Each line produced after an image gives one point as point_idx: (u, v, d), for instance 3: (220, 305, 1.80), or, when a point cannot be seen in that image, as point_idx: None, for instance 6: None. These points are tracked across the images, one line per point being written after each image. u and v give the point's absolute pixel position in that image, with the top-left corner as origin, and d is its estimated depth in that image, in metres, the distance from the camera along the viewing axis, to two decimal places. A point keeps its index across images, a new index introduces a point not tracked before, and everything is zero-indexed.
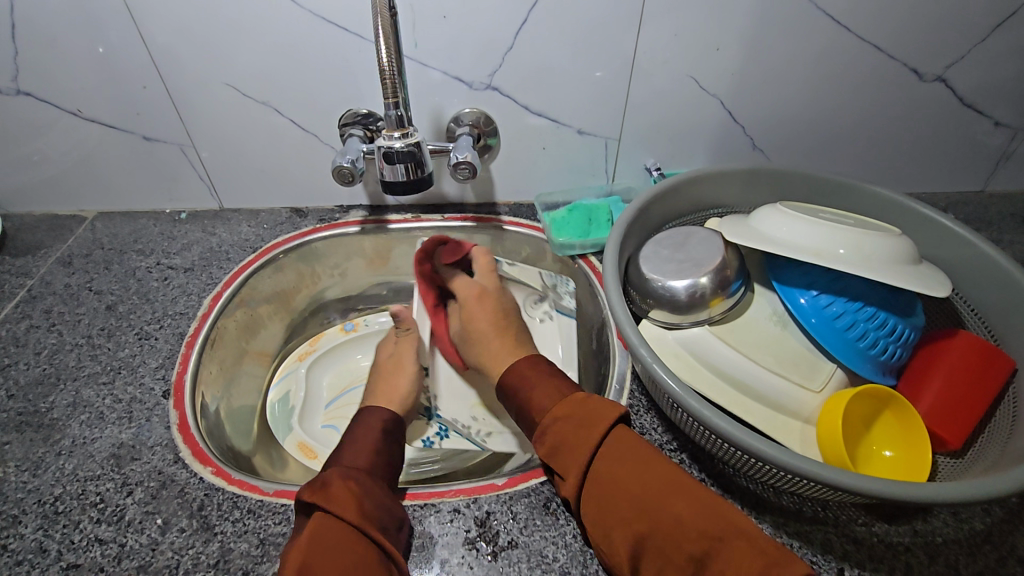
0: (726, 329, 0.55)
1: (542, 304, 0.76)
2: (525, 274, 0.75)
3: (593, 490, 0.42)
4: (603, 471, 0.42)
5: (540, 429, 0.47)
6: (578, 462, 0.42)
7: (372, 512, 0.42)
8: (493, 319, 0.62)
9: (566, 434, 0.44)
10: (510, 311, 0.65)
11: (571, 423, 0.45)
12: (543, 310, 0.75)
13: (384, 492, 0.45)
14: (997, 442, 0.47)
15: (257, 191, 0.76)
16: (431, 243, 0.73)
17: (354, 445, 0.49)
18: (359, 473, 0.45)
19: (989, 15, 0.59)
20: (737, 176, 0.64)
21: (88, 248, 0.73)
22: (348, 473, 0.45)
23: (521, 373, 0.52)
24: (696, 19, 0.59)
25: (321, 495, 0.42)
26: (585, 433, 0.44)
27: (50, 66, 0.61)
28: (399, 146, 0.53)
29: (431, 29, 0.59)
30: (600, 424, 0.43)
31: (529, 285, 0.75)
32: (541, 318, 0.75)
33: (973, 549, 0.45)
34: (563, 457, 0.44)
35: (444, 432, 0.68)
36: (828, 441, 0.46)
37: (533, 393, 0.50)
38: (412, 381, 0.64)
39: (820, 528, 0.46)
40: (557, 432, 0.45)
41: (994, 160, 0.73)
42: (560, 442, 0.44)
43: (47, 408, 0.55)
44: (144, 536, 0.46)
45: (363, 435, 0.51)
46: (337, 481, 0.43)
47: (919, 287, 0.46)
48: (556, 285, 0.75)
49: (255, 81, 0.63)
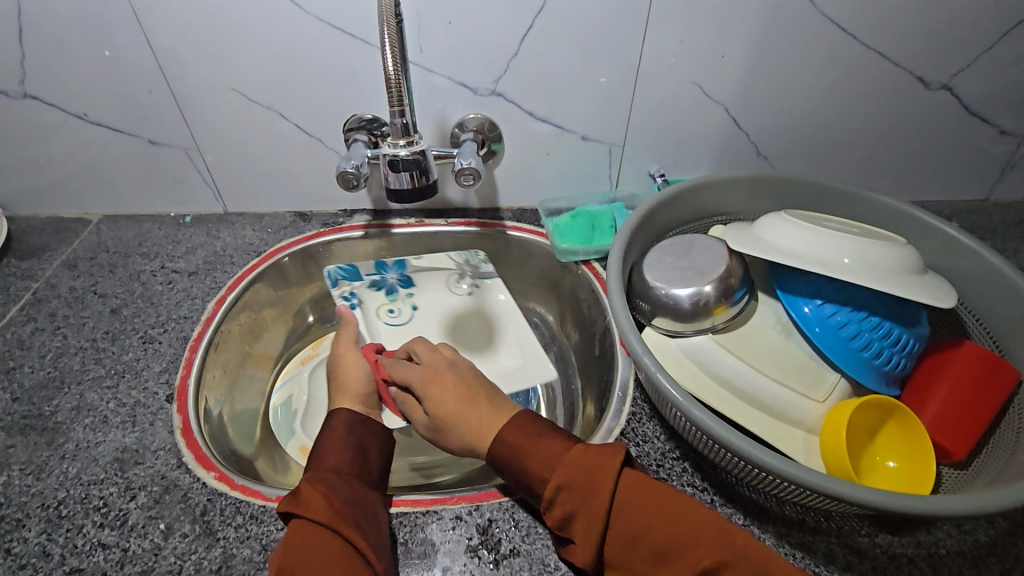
0: (730, 337, 0.55)
1: (463, 281, 0.78)
2: (439, 261, 0.77)
3: (615, 554, 0.38)
4: (626, 529, 0.38)
5: (545, 500, 0.41)
6: (595, 532, 0.38)
7: (345, 511, 0.42)
8: (460, 392, 0.51)
9: (576, 499, 0.40)
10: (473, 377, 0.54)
11: (579, 481, 0.40)
12: (466, 286, 0.78)
13: (357, 488, 0.45)
14: (1002, 454, 0.47)
15: (261, 195, 0.76)
16: (339, 270, 0.73)
17: (324, 443, 0.49)
18: (327, 473, 0.45)
19: (996, 24, 0.59)
20: (741, 183, 0.64)
21: (93, 251, 0.73)
22: (319, 475, 0.45)
23: (512, 444, 0.45)
24: (702, 26, 0.59)
25: (291, 503, 0.42)
26: (595, 494, 0.39)
27: (58, 70, 0.62)
28: (404, 153, 0.53)
29: (436, 35, 0.59)
30: (609, 483, 0.39)
31: (446, 267, 0.77)
32: (469, 291, 0.77)
33: (977, 561, 0.45)
34: (578, 526, 0.40)
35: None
36: (832, 452, 0.46)
37: (528, 462, 0.44)
38: (367, 374, 0.60)
39: (823, 539, 0.46)
40: (566, 499, 0.40)
41: (999, 168, 0.73)
42: (572, 509, 0.40)
43: (51, 411, 0.55)
44: (148, 541, 0.46)
45: (330, 436, 0.49)
46: (305, 485, 0.44)
47: (925, 298, 0.46)
48: (471, 259, 0.78)
49: (260, 86, 0.63)
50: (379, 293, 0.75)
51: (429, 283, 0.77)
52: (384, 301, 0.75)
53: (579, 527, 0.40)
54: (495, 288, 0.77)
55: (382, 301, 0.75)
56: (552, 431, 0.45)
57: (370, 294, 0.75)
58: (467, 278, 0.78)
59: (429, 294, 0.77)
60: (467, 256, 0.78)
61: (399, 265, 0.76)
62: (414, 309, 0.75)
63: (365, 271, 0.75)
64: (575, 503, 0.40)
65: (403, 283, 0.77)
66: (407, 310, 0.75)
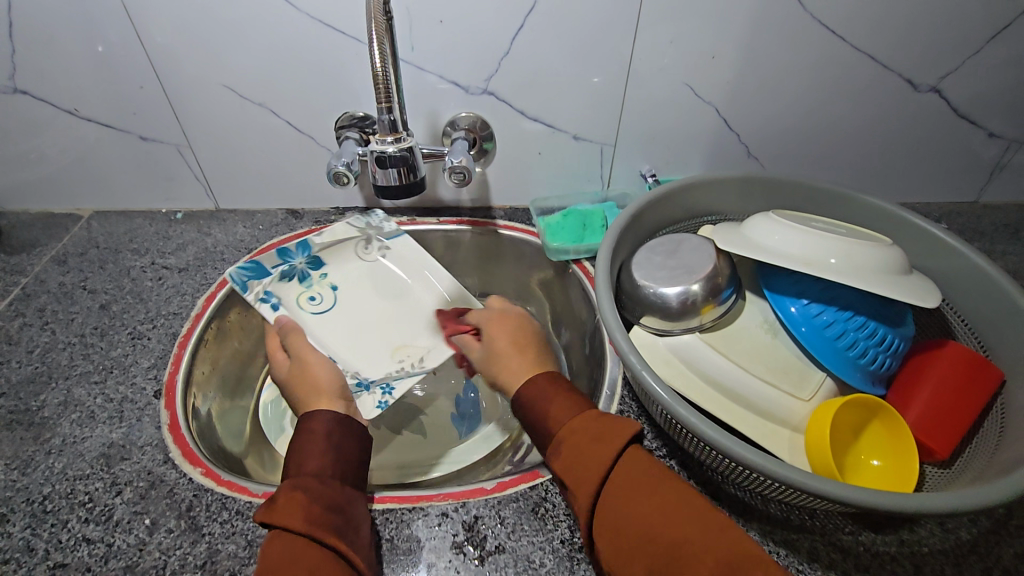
0: (717, 336, 0.55)
1: (371, 244, 0.74)
2: (338, 231, 0.73)
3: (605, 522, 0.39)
4: (618, 494, 0.39)
5: (552, 446, 0.44)
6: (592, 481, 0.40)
7: (327, 521, 0.41)
8: (513, 339, 0.59)
9: (581, 447, 0.42)
10: (532, 330, 0.61)
11: (578, 437, 0.43)
12: (376, 248, 0.75)
13: (338, 493, 0.44)
14: (985, 453, 0.47)
15: (253, 192, 0.76)
16: (241, 273, 0.66)
17: (303, 449, 0.47)
18: (308, 481, 0.43)
19: (983, 28, 0.60)
20: (731, 184, 0.64)
21: (83, 247, 0.73)
22: (297, 482, 0.43)
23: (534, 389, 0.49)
24: (692, 27, 0.59)
25: (269, 512, 0.40)
26: (597, 448, 0.41)
27: (47, 65, 0.62)
28: (391, 150, 0.53)
29: (428, 33, 0.59)
30: (614, 443, 0.41)
31: (349, 236, 0.73)
32: (381, 255, 0.75)
33: (959, 559, 0.45)
34: (576, 473, 0.41)
35: (389, 388, 0.63)
36: (816, 451, 0.46)
37: (551, 405, 0.47)
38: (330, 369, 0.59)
39: (807, 537, 0.46)
40: (573, 443, 0.43)
41: (988, 170, 0.73)
42: (573, 455, 0.42)
43: (38, 406, 0.55)
44: (132, 536, 0.46)
45: (307, 441, 0.48)
46: (283, 494, 0.42)
47: (909, 297, 0.47)
48: (367, 221, 0.74)
49: (251, 81, 0.63)
50: (293, 283, 0.70)
51: (337, 261, 0.73)
52: (300, 290, 0.70)
53: (578, 481, 0.41)
54: (401, 243, 0.75)
55: (298, 291, 0.70)
56: (567, 390, 0.49)
57: (284, 287, 0.69)
58: (375, 240, 0.75)
59: (344, 267, 0.74)
60: (366, 219, 0.74)
61: (303, 246, 0.71)
62: (335, 290, 0.71)
63: (271, 265, 0.68)
64: (567, 462, 0.42)
65: (314, 264, 0.72)
66: (327, 293, 0.71)
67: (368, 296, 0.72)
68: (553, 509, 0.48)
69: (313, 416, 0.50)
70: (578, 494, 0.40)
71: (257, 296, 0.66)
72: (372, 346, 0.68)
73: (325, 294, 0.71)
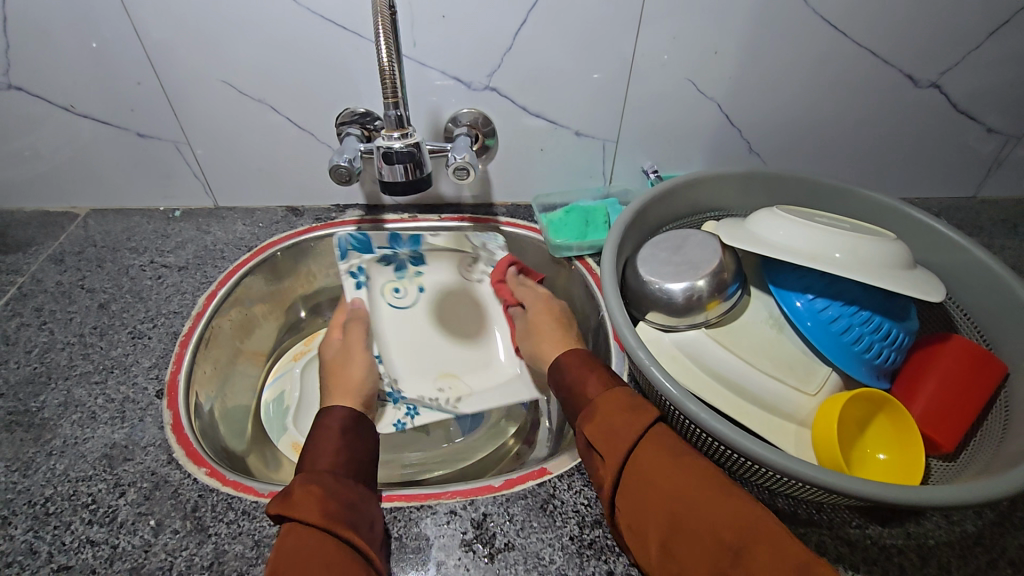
0: (723, 331, 0.55)
1: (477, 265, 0.79)
2: (450, 240, 0.77)
3: (629, 487, 0.41)
4: (643, 462, 0.42)
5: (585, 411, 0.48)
6: (621, 445, 0.43)
7: (342, 514, 0.41)
8: (553, 323, 0.65)
9: (614, 416, 0.45)
10: (568, 319, 0.67)
11: (614, 405, 0.46)
12: (478, 272, 0.79)
13: (352, 490, 0.44)
14: (989, 446, 0.48)
15: (253, 190, 0.75)
16: (353, 238, 0.75)
17: (317, 448, 0.47)
18: (323, 476, 0.44)
19: (983, 24, 0.60)
20: (734, 179, 0.64)
21: (80, 245, 0.72)
22: (312, 477, 0.43)
23: (575, 370, 0.53)
24: (696, 22, 0.59)
25: (285, 505, 0.41)
26: (631, 416, 0.44)
27: (42, 61, 0.61)
28: (398, 145, 0.52)
29: (429, 28, 0.59)
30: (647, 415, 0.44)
31: (458, 250, 0.78)
32: (481, 276, 0.79)
33: (965, 551, 0.45)
34: (606, 441, 0.44)
35: (413, 411, 0.70)
36: (823, 444, 0.47)
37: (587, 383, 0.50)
38: (365, 371, 0.65)
39: (815, 531, 0.46)
40: (606, 413, 0.46)
41: (986, 166, 0.74)
42: (606, 426, 0.45)
43: (38, 407, 0.54)
44: (137, 537, 0.45)
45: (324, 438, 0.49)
46: (299, 488, 0.42)
47: (914, 292, 0.47)
48: (486, 243, 0.77)
49: (250, 77, 0.62)
50: (389, 270, 0.78)
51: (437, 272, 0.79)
52: (391, 278, 0.78)
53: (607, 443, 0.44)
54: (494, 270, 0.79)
55: (390, 278, 0.78)
56: (606, 370, 0.52)
57: (381, 270, 0.78)
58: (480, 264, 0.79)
59: (438, 275, 0.79)
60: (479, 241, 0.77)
61: (412, 242, 0.76)
62: (419, 292, 0.78)
63: (377, 244, 0.76)
64: (598, 424, 0.45)
65: (415, 260, 0.78)
66: (411, 291, 0.78)
67: (451, 306, 0.78)
68: (562, 506, 0.48)
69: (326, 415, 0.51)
70: (607, 455, 0.43)
71: (347, 272, 0.76)
72: (424, 361, 0.74)
73: (409, 291, 0.78)
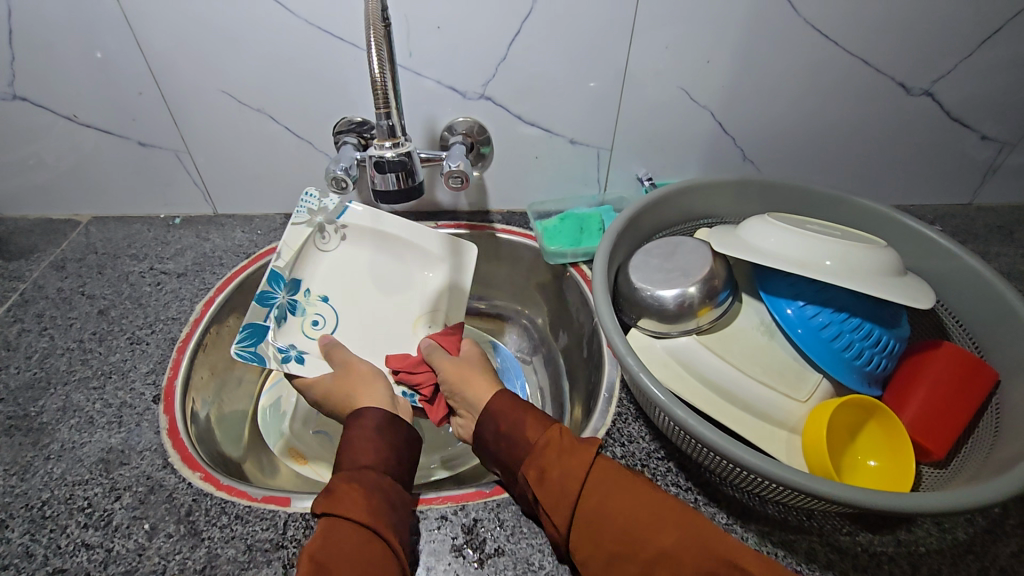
0: (713, 338, 0.55)
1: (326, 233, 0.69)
2: (292, 243, 0.66)
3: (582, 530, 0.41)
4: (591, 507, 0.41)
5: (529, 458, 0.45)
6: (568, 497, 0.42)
7: (382, 509, 0.42)
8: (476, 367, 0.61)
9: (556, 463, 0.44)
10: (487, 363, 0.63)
11: (554, 448, 0.45)
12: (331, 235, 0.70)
13: (393, 488, 0.44)
14: (980, 453, 0.48)
15: (250, 197, 0.76)
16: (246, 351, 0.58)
17: (355, 444, 0.47)
18: (365, 474, 0.44)
19: (975, 33, 0.61)
20: (726, 187, 0.65)
21: (82, 252, 0.73)
22: (354, 475, 0.44)
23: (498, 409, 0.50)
24: (688, 33, 0.60)
25: (327, 504, 0.41)
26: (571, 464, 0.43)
27: (47, 72, 0.62)
28: (390, 155, 0.53)
29: (424, 38, 0.60)
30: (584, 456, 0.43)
31: (307, 235, 0.67)
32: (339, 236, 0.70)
33: (956, 558, 0.45)
34: (551, 488, 0.43)
35: None
36: (812, 451, 0.47)
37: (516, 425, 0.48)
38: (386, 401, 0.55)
39: (805, 537, 0.46)
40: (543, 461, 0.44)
41: (981, 173, 0.74)
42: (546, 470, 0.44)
43: (37, 412, 0.55)
44: (132, 541, 0.46)
45: (360, 434, 0.48)
46: (341, 485, 0.43)
47: (903, 299, 0.47)
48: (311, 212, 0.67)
49: (249, 86, 0.63)
50: (290, 320, 0.65)
51: (310, 266, 0.69)
52: (297, 322, 0.66)
53: (553, 493, 0.43)
54: (355, 213, 0.70)
55: (298, 323, 0.66)
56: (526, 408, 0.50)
57: (286, 331, 0.64)
58: (329, 226, 0.69)
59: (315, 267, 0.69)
60: (306, 205, 0.67)
61: (293, 285, 0.67)
62: (326, 300, 0.69)
63: (263, 318, 0.61)
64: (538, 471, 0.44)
65: (293, 289, 0.66)
66: (326, 312, 0.68)
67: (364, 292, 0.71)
68: None
69: (364, 411, 0.50)
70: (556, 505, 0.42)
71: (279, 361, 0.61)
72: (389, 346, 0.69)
73: (326, 313, 0.68)
